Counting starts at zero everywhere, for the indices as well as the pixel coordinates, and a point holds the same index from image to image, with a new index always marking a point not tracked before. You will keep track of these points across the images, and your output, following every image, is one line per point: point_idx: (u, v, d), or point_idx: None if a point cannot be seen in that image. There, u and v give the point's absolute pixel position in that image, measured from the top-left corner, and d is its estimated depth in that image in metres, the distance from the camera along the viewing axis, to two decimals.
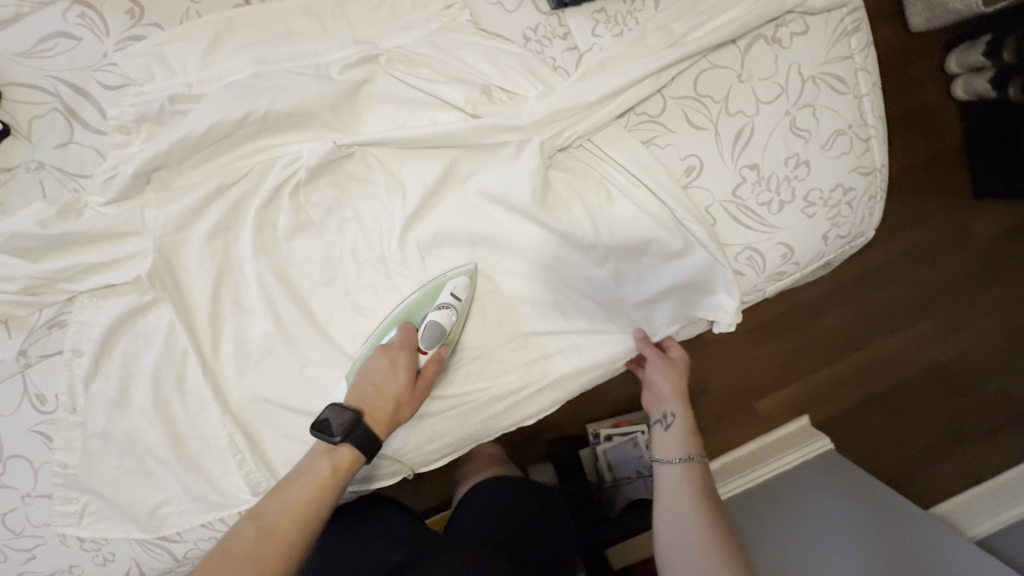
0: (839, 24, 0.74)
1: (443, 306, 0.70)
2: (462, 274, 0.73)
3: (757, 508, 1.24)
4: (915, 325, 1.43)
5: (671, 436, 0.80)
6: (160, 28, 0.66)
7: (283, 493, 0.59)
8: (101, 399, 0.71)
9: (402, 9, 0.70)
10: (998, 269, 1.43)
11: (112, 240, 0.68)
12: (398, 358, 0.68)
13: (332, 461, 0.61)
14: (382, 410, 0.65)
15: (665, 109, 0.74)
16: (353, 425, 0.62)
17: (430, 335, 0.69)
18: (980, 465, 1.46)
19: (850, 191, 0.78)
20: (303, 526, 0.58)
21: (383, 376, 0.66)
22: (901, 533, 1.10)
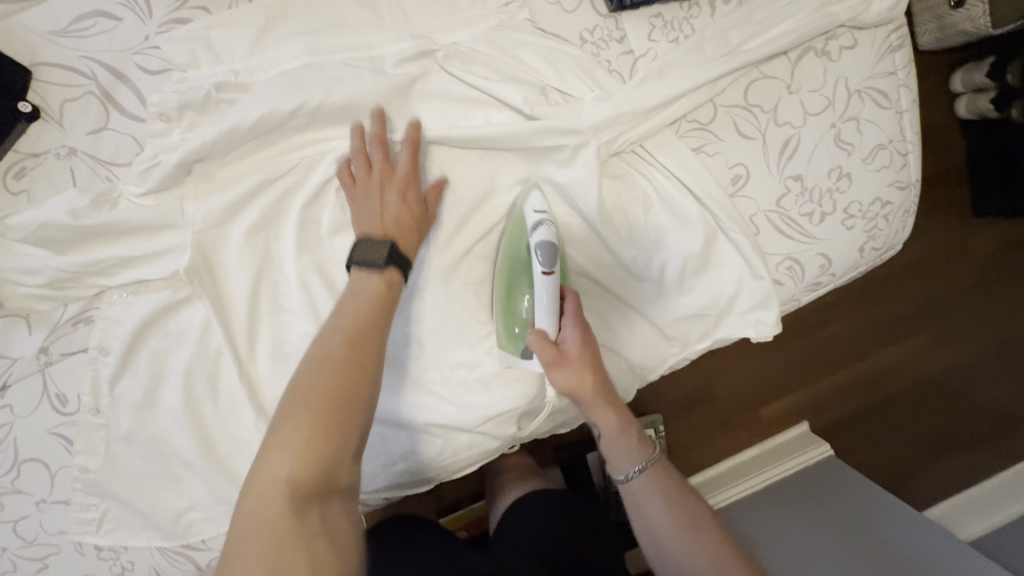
0: (886, 39, 0.75)
1: (539, 222, 0.68)
2: (530, 190, 0.72)
3: (775, 500, 1.26)
4: (913, 335, 1.47)
5: (616, 449, 0.72)
6: (206, 12, 0.62)
7: (335, 315, 0.58)
8: (127, 401, 0.67)
9: (460, 4, 0.68)
10: (992, 282, 1.48)
11: (147, 233, 0.64)
12: (398, 178, 0.63)
13: (381, 280, 0.59)
14: (414, 237, 0.63)
15: (716, 117, 0.74)
16: (387, 251, 0.60)
17: (545, 252, 0.65)
18: (973, 469, 1.50)
19: (887, 205, 0.80)
20: (370, 329, 0.57)
21: (392, 200, 0.62)
22: (916, 528, 1.12)
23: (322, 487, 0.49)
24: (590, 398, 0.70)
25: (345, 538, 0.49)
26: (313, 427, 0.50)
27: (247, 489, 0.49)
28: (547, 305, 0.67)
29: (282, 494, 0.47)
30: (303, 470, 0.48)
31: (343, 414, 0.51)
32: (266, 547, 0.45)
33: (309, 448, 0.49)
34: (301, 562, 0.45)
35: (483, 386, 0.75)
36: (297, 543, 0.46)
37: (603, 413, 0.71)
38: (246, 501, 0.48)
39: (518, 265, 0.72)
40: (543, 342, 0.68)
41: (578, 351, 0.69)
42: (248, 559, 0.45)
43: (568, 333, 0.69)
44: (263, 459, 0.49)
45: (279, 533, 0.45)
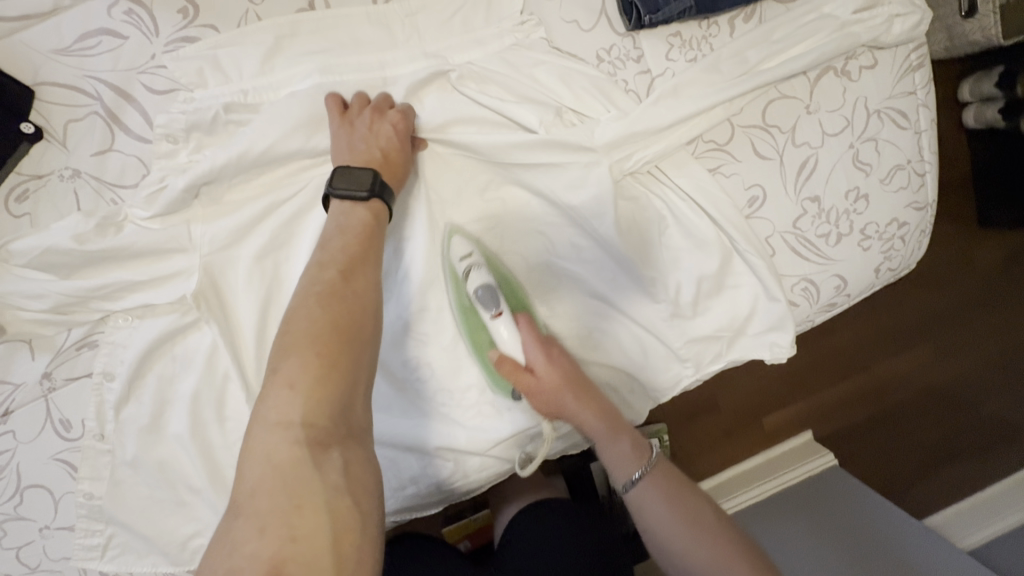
0: (905, 59, 0.74)
1: (469, 270, 0.66)
2: (450, 237, 0.69)
3: (777, 508, 1.24)
4: (919, 344, 1.42)
5: (611, 458, 0.69)
6: (213, 29, 0.60)
7: (322, 254, 0.53)
8: (133, 427, 0.66)
9: (475, 21, 0.66)
10: (1003, 290, 1.42)
11: (155, 257, 0.63)
12: (378, 114, 0.61)
13: (367, 210, 0.56)
14: (398, 169, 0.60)
15: (733, 137, 0.72)
16: (370, 178, 0.56)
17: (489, 295, 0.65)
18: (973, 478, 1.47)
19: (904, 226, 0.78)
20: (365, 266, 0.53)
21: (376, 134, 0.60)
22: (917, 535, 1.12)
23: (337, 427, 0.44)
24: (571, 409, 0.68)
25: (370, 478, 0.44)
26: (320, 365, 0.44)
27: (248, 439, 0.42)
28: (509, 338, 0.66)
29: (294, 436, 0.41)
30: (316, 411, 0.43)
31: (350, 352, 0.47)
32: (286, 491, 0.39)
33: (317, 387, 0.43)
34: (324, 506, 0.40)
35: (494, 410, 0.74)
36: (318, 486, 0.40)
37: (587, 423, 0.68)
38: (253, 449, 0.42)
39: (469, 312, 0.69)
40: (514, 370, 0.67)
41: (549, 371, 0.67)
42: (265, 506, 0.39)
43: (534, 357, 0.67)
44: (263, 404, 0.43)
45: (296, 475, 0.40)
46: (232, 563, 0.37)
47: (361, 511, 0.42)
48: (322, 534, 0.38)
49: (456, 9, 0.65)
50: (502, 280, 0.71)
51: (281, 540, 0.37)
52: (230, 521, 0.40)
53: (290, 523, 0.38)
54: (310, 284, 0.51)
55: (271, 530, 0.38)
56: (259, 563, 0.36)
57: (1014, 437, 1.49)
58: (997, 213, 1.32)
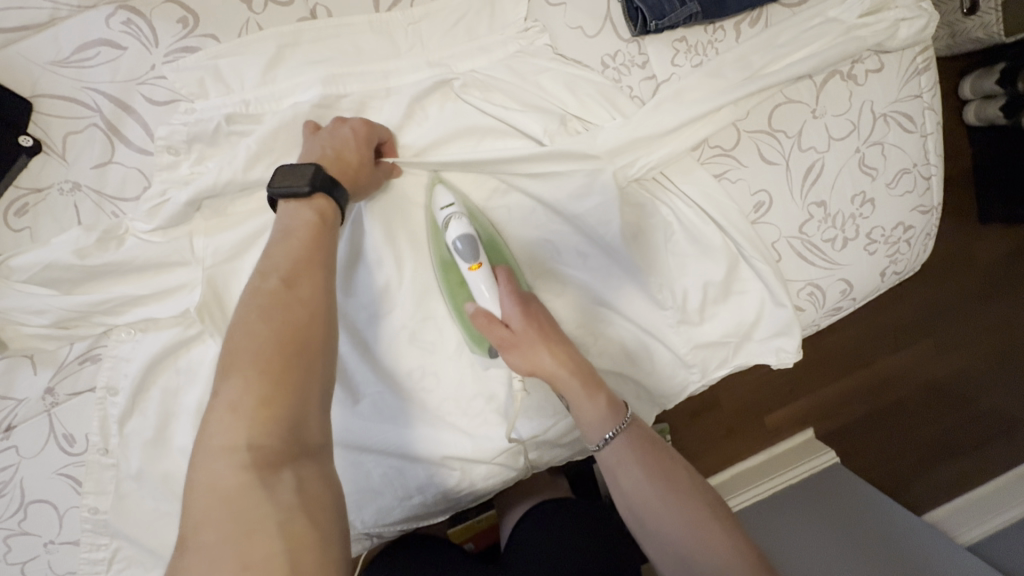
0: (912, 62, 0.73)
1: (448, 219, 0.63)
2: (435, 186, 0.66)
3: (783, 507, 1.23)
4: (921, 341, 1.41)
5: (586, 420, 0.62)
6: (214, 39, 0.59)
7: (264, 261, 0.51)
8: (137, 440, 0.65)
9: (478, 29, 0.65)
10: (1007, 287, 1.41)
11: (157, 270, 0.62)
12: (338, 123, 0.60)
13: (310, 208, 0.53)
14: (350, 167, 0.57)
15: (739, 143, 0.72)
16: (313, 172, 0.54)
17: (467, 246, 0.61)
18: (971, 472, 1.47)
19: (910, 229, 0.78)
20: (311, 270, 0.50)
21: (332, 136, 0.58)
22: (921, 535, 1.11)
23: (287, 447, 0.43)
24: (545, 367, 0.61)
25: (326, 498, 0.44)
26: (263, 383, 0.43)
27: (194, 468, 0.41)
28: (488, 294, 0.61)
29: (241, 463, 0.40)
30: (262, 433, 0.42)
31: (295, 364, 0.45)
32: (234, 520, 0.39)
33: (261, 407, 0.42)
34: (277, 529, 0.39)
35: (500, 418, 0.73)
36: (270, 511, 0.40)
37: (563, 386, 0.61)
38: (201, 478, 0.41)
39: (450, 271, 0.67)
40: (489, 325, 0.61)
41: (523, 325, 0.61)
42: (213, 537, 0.38)
43: (508, 310, 0.61)
44: (206, 428, 0.42)
45: (246, 503, 0.39)
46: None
47: (318, 531, 0.41)
48: (275, 560, 0.38)
49: (459, 16, 0.64)
50: (488, 239, 0.67)
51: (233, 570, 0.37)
52: (181, 554, 0.39)
53: (240, 553, 0.37)
54: (251, 295, 0.49)
55: (224, 559, 0.37)
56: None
57: (1013, 432, 1.48)
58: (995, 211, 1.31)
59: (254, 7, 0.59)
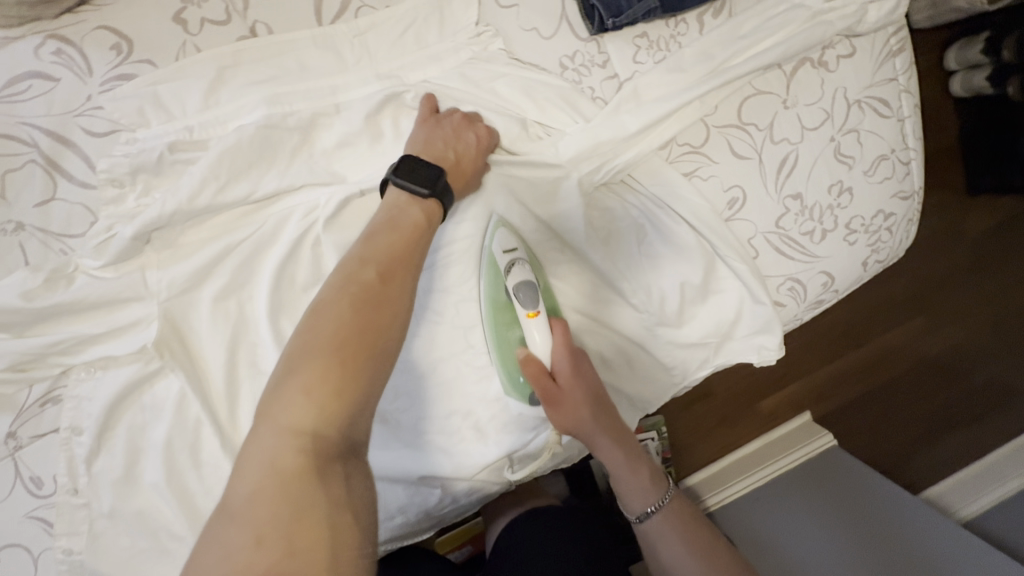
0: (885, 45, 0.71)
1: (511, 265, 0.64)
2: (496, 229, 0.66)
3: (783, 499, 1.18)
4: (913, 317, 1.40)
5: (629, 488, 0.68)
6: (151, 64, 0.57)
7: (367, 246, 0.51)
8: (107, 479, 0.63)
9: (427, 37, 0.63)
10: (999, 260, 1.39)
11: (111, 307, 0.61)
12: (467, 123, 0.61)
13: (421, 211, 0.54)
14: (463, 176, 0.59)
15: (709, 138, 0.69)
16: (436, 180, 0.56)
17: (528, 295, 0.63)
18: (969, 446, 1.45)
19: (891, 216, 0.76)
20: (405, 270, 0.51)
21: (458, 137, 0.59)
22: (928, 521, 1.05)
23: (345, 441, 0.43)
24: (591, 427, 0.66)
25: (369, 498, 0.43)
26: (341, 376, 0.43)
27: (255, 437, 0.42)
28: (540, 342, 0.63)
29: (303, 446, 0.40)
30: (328, 425, 0.42)
31: (371, 364, 0.45)
32: (285, 506, 0.38)
33: (335, 396, 0.42)
34: (325, 522, 0.39)
35: (478, 434, 0.72)
36: (321, 504, 0.39)
37: (608, 451, 0.67)
38: (258, 447, 0.41)
39: (499, 310, 0.67)
40: (538, 376, 0.64)
41: (574, 387, 0.64)
42: (261, 520, 0.38)
43: (561, 366, 0.64)
44: (277, 404, 0.42)
45: (300, 489, 0.39)
46: (222, 565, 0.36)
47: (360, 532, 0.40)
48: (321, 554, 0.37)
49: (407, 25, 0.62)
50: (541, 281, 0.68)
51: (277, 556, 0.37)
52: (222, 522, 0.39)
53: (290, 539, 0.37)
54: (344, 282, 0.49)
55: (270, 539, 0.37)
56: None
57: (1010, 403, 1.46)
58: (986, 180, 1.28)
59: (190, 28, 0.57)
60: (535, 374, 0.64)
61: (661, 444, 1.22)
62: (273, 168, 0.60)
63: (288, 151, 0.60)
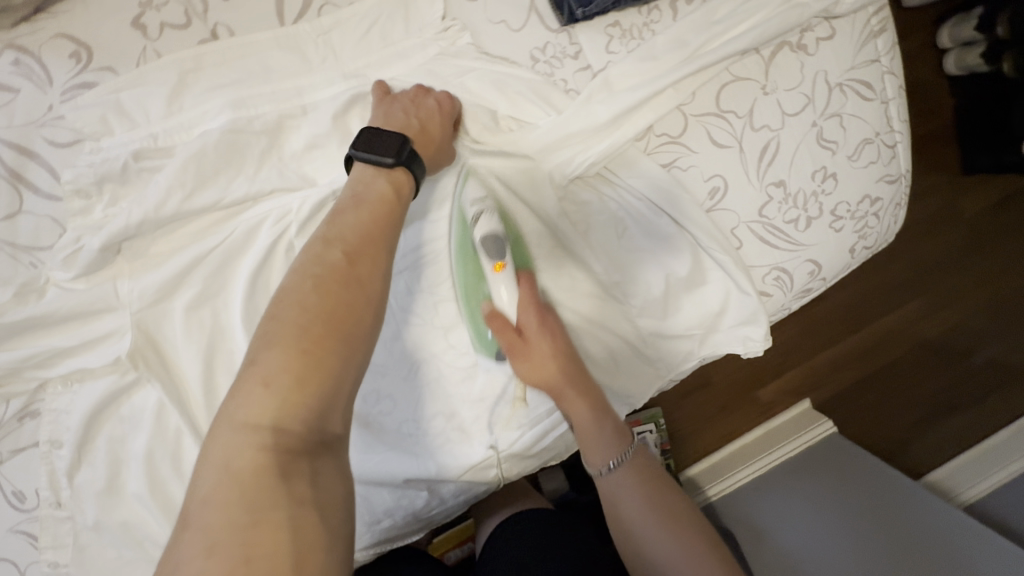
0: (866, 25, 0.69)
1: (478, 215, 0.62)
2: (466, 180, 0.64)
3: (784, 487, 1.15)
4: (913, 298, 1.35)
5: (592, 444, 0.66)
6: (113, 72, 0.56)
7: (332, 228, 0.50)
8: (89, 491, 0.63)
9: (394, 34, 0.62)
10: (1000, 240, 1.35)
11: (85, 319, 0.60)
12: (424, 91, 0.60)
13: (388, 181, 0.53)
14: (432, 142, 0.58)
15: (687, 128, 0.68)
16: (400, 147, 0.54)
17: (492, 245, 0.61)
18: (973, 429, 1.40)
19: (877, 201, 0.74)
20: (373, 249, 0.50)
21: (418, 105, 0.59)
22: (939, 518, 1.01)
23: (309, 436, 0.41)
24: (553, 381, 0.64)
25: (339, 495, 0.41)
26: (302, 364, 0.41)
27: (213, 436, 0.40)
28: (507, 294, 0.62)
29: (263, 443, 0.39)
30: (292, 416, 0.40)
31: (338, 348, 0.43)
32: (239, 506, 0.36)
33: (297, 387, 0.41)
34: (286, 523, 0.36)
35: (461, 434, 0.71)
36: (282, 502, 0.37)
37: (573, 404, 0.65)
38: (217, 448, 0.39)
39: (467, 260, 0.65)
40: (502, 328, 0.63)
41: (538, 337, 0.64)
42: (214, 522, 0.35)
43: (525, 318, 0.64)
44: (236, 397, 0.40)
45: (259, 488, 0.37)
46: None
47: (327, 532, 0.38)
48: (282, 555, 0.35)
49: (372, 23, 0.61)
50: (512, 231, 0.64)
51: (231, 563, 0.34)
52: (177, 530, 0.36)
53: (247, 542, 0.35)
54: (310, 263, 0.47)
55: (225, 545, 0.34)
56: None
57: (1012, 385, 1.41)
58: (982, 159, 1.24)
59: (149, 33, 0.56)
60: (497, 324, 0.64)
61: (660, 437, 1.19)
62: (241, 174, 0.59)
63: (256, 156, 0.59)
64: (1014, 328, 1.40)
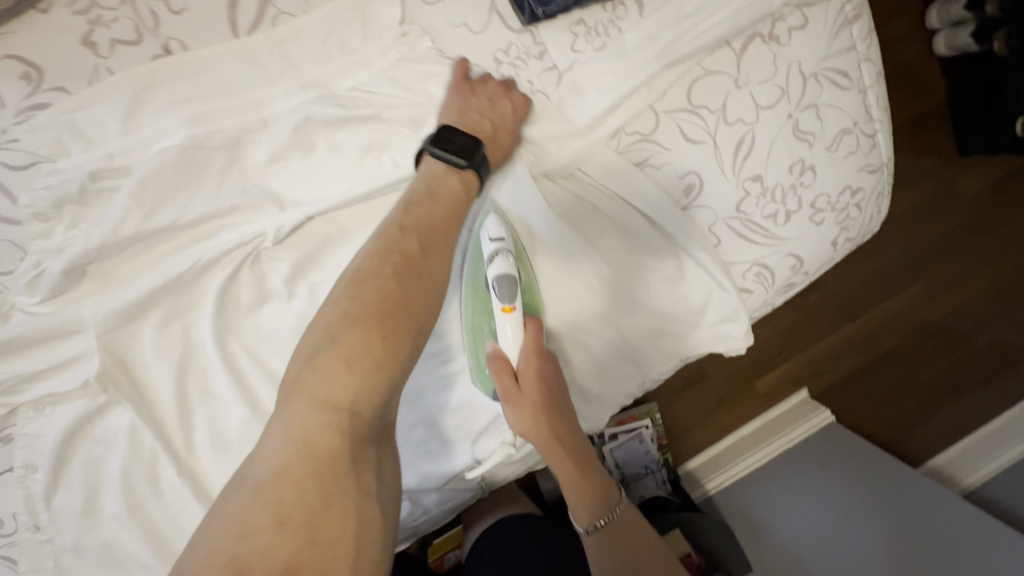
0: (840, 12, 0.68)
1: (494, 255, 0.60)
2: (486, 214, 0.63)
3: (781, 472, 1.14)
4: (914, 282, 1.30)
5: (580, 499, 0.65)
6: (64, 91, 0.55)
7: (407, 216, 0.52)
8: (67, 514, 0.60)
9: (352, 41, 0.61)
10: (999, 219, 1.31)
11: (49, 343, 0.59)
12: (501, 92, 0.62)
13: (459, 180, 0.55)
14: (501, 148, 0.60)
15: (659, 125, 0.66)
16: (474, 149, 0.56)
17: (505, 289, 0.59)
18: (974, 413, 1.34)
19: (858, 192, 0.73)
20: (443, 243, 0.52)
21: (494, 107, 0.60)
22: (929, 497, 1.00)
23: (376, 422, 0.43)
24: (548, 434, 0.62)
25: (393, 487, 0.42)
26: (382, 349, 0.43)
27: (288, 405, 0.41)
28: (511, 337, 0.60)
29: (339, 420, 0.40)
30: (365, 401, 0.42)
31: (409, 341, 0.46)
32: (313, 486, 0.37)
33: (375, 368, 0.43)
34: (353, 507, 0.37)
35: (444, 443, 0.70)
36: (351, 486, 0.38)
37: (565, 461, 0.63)
38: (290, 416, 0.40)
39: (477, 300, 0.64)
40: (501, 373, 0.61)
41: (537, 388, 0.62)
42: (287, 500, 0.36)
43: (525, 366, 0.61)
44: (319, 373, 0.42)
45: (330, 468, 0.38)
46: (241, 545, 0.34)
47: (384, 520, 0.39)
48: (346, 544, 0.35)
49: (330, 29, 0.60)
50: (524, 270, 0.64)
51: (298, 544, 0.34)
52: (243, 496, 0.37)
53: (315, 525, 0.35)
54: (387, 247, 0.50)
55: (292, 523, 0.35)
56: (277, 561, 0.33)
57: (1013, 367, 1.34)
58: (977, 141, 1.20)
59: (99, 50, 0.55)
60: (495, 369, 0.62)
61: (657, 432, 1.15)
62: (202, 190, 0.58)
63: (218, 170, 0.58)
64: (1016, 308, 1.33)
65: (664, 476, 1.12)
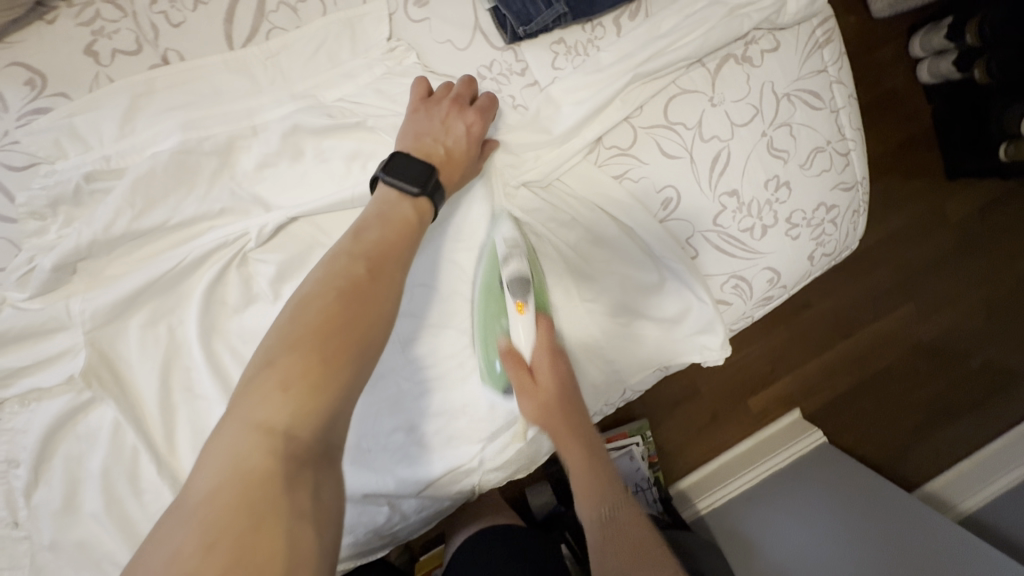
0: (810, 37, 0.71)
1: (508, 258, 0.63)
2: (502, 221, 0.67)
3: (773, 500, 1.11)
4: (906, 303, 1.30)
5: (585, 487, 0.67)
6: (66, 97, 0.59)
7: (355, 242, 0.53)
8: (45, 512, 0.60)
9: (340, 54, 0.65)
10: (990, 242, 1.31)
11: (35, 339, 0.60)
12: (456, 112, 0.62)
13: (413, 207, 0.57)
14: (457, 171, 0.61)
15: (636, 140, 0.69)
16: (426, 176, 0.58)
17: (516, 283, 0.61)
18: (970, 437, 1.33)
19: (833, 209, 0.75)
20: (391, 264, 0.53)
21: (447, 129, 0.61)
22: (922, 529, 0.97)
23: (317, 446, 0.43)
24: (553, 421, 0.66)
25: (334, 508, 0.42)
26: (318, 371, 0.44)
27: (222, 432, 0.42)
28: (525, 336, 0.63)
29: (273, 446, 0.40)
30: (301, 424, 0.42)
31: (354, 360, 0.46)
32: (244, 513, 0.37)
33: (312, 391, 0.43)
34: (284, 533, 0.37)
35: (423, 449, 0.70)
36: (284, 511, 0.38)
37: (569, 445, 0.66)
38: (226, 440, 0.41)
39: (490, 299, 0.67)
40: (513, 364, 0.65)
41: (547, 375, 0.65)
42: (215, 527, 0.36)
43: (537, 358, 0.65)
44: (252, 399, 0.42)
45: (263, 494, 0.38)
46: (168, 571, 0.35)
47: (319, 548, 0.39)
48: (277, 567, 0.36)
49: (320, 44, 0.64)
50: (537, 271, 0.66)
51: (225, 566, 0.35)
52: (177, 523, 0.37)
53: (240, 550, 0.35)
54: (334, 273, 0.50)
55: (220, 547, 0.35)
56: None
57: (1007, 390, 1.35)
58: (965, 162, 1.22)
59: (101, 59, 0.60)
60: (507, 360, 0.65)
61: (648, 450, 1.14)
62: (193, 193, 0.61)
63: (208, 175, 0.61)
64: (1007, 330, 1.34)
65: (654, 494, 1.10)
